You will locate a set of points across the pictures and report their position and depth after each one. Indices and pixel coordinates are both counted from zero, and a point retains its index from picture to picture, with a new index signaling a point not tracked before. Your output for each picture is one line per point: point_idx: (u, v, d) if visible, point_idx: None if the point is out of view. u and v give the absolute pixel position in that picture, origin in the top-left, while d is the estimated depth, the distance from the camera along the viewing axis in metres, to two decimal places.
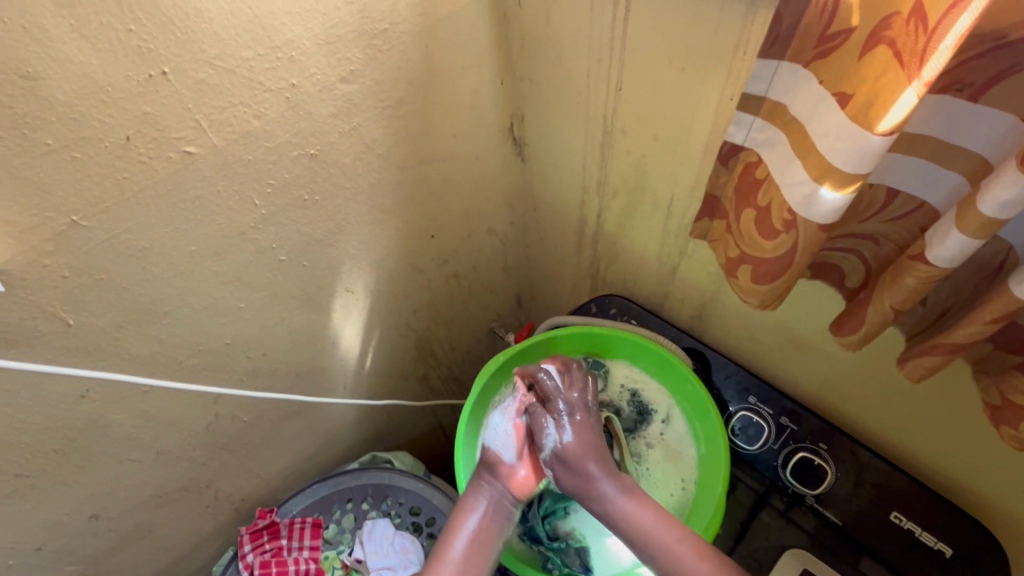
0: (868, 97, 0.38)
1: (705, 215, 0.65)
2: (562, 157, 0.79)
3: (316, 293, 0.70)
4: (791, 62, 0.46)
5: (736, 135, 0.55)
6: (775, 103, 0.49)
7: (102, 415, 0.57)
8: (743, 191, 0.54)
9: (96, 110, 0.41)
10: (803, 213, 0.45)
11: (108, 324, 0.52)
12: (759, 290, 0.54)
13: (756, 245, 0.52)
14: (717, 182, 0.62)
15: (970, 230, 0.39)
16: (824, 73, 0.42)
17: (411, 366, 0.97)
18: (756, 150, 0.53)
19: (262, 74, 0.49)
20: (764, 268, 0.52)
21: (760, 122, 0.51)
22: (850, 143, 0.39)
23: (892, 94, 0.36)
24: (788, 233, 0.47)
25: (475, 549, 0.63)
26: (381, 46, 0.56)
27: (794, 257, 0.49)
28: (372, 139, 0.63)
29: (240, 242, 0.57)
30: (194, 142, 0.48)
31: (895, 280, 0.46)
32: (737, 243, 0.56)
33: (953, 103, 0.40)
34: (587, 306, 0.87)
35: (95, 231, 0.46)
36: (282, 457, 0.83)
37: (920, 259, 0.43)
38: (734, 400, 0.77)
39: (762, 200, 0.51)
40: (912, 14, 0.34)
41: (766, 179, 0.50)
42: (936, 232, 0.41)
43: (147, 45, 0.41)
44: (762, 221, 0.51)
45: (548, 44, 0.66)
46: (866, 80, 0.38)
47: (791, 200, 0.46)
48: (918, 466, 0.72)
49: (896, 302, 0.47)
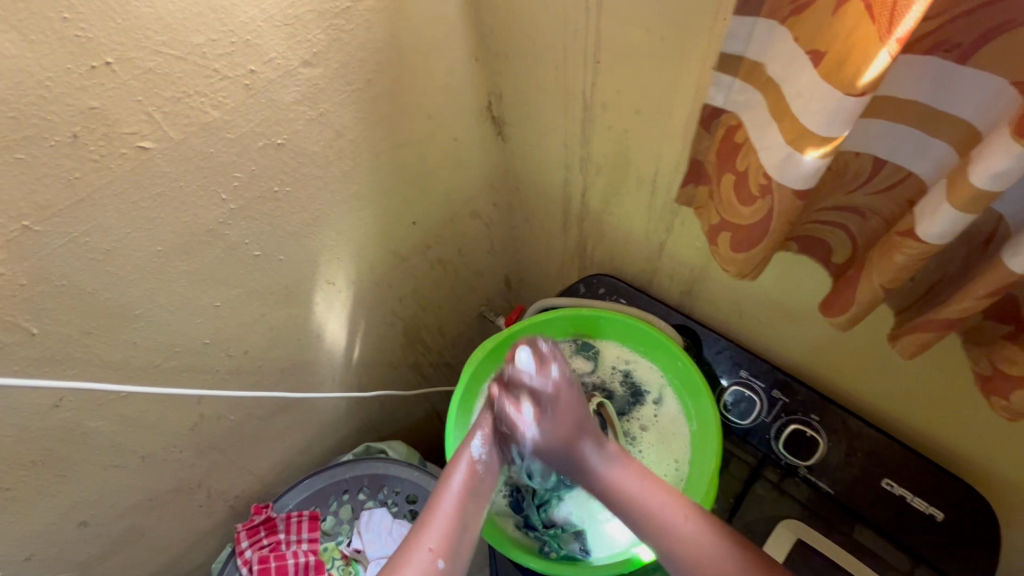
0: (841, 54, 0.35)
1: (689, 183, 0.63)
2: (543, 134, 0.77)
3: (295, 287, 0.68)
4: (769, 18, 0.44)
5: (716, 98, 0.53)
6: (755, 62, 0.47)
7: (78, 423, 0.55)
8: (725, 157, 0.53)
9: (36, 106, 0.39)
10: (779, 176, 0.43)
11: (75, 331, 0.50)
12: (736, 259, 0.53)
13: (734, 213, 0.51)
14: (698, 148, 0.59)
15: (961, 204, 0.37)
16: (799, 30, 0.40)
17: (400, 354, 0.96)
18: (737, 112, 0.51)
19: (217, 60, 0.46)
20: (742, 238, 0.50)
21: (739, 84, 0.50)
22: (821, 105, 0.38)
23: (862, 49, 0.34)
24: (764, 198, 0.46)
25: (466, 500, 0.61)
26: (345, 26, 0.53)
27: (771, 223, 0.47)
28: (342, 125, 0.60)
29: (210, 239, 0.55)
30: (149, 137, 0.45)
31: (884, 257, 0.45)
32: (717, 210, 0.54)
33: (941, 65, 0.38)
34: (576, 287, 0.86)
35: (51, 235, 0.44)
36: (275, 453, 0.82)
37: (910, 236, 0.42)
38: (725, 374, 0.77)
39: (740, 165, 0.49)
40: None
41: (746, 143, 0.49)
42: (927, 205, 0.40)
43: (85, 34, 0.38)
44: (741, 187, 0.49)
45: (522, 15, 0.63)
46: (837, 37, 0.35)
47: (768, 163, 0.44)
48: (908, 433, 0.72)
49: (886, 281, 0.46)
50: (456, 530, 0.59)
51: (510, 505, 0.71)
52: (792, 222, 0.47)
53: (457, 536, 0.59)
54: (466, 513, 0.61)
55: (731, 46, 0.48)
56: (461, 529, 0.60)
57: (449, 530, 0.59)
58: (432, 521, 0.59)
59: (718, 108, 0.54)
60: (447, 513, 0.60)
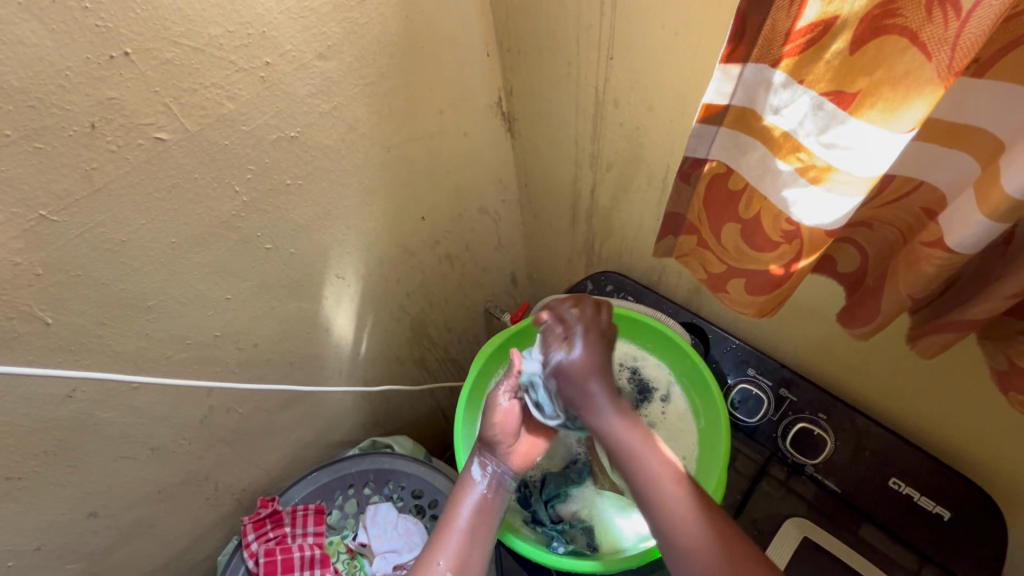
0: (882, 91, 0.36)
1: (668, 236, 0.59)
2: (552, 133, 0.77)
3: (305, 280, 0.68)
4: (757, 65, 0.40)
5: (698, 149, 0.48)
6: (743, 108, 0.43)
7: (90, 414, 0.55)
8: (720, 203, 0.51)
9: (56, 96, 0.39)
10: (816, 222, 0.42)
11: (89, 321, 0.50)
12: (762, 300, 0.53)
13: (752, 258, 0.51)
14: (678, 201, 0.55)
15: (994, 213, 0.35)
16: (802, 72, 0.38)
17: (406, 349, 0.96)
18: (724, 162, 0.48)
19: (234, 52, 0.46)
20: (765, 281, 0.51)
21: (725, 131, 0.46)
22: (859, 143, 0.38)
23: (915, 84, 0.34)
24: (790, 245, 0.46)
25: (479, 518, 0.63)
26: (360, 19, 0.53)
27: (799, 266, 0.47)
28: (355, 119, 0.60)
29: (223, 231, 0.55)
30: (165, 128, 0.45)
31: (911, 268, 0.43)
32: (725, 257, 0.54)
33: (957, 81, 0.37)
34: (583, 284, 0.86)
35: (68, 225, 0.44)
36: (282, 446, 0.83)
37: (937, 244, 0.40)
38: (732, 372, 0.77)
39: (749, 213, 0.48)
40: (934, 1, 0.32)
41: (748, 190, 0.47)
42: (957, 215, 0.38)
43: (105, 24, 0.38)
44: (756, 234, 0.49)
45: (535, 11, 0.63)
46: (877, 74, 0.36)
47: (792, 212, 0.44)
48: (915, 433, 0.72)
49: (914, 291, 0.44)
50: (470, 546, 0.62)
51: (520, 501, 0.72)
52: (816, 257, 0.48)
53: (470, 552, 0.62)
54: (477, 532, 0.63)
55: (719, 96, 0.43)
56: (475, 546, 0.62)
57: (462, 547, 0.62)
58: (447, 538, 0.63)
59: (699, 159, 0.49)
60: (461, 531, 0.63)
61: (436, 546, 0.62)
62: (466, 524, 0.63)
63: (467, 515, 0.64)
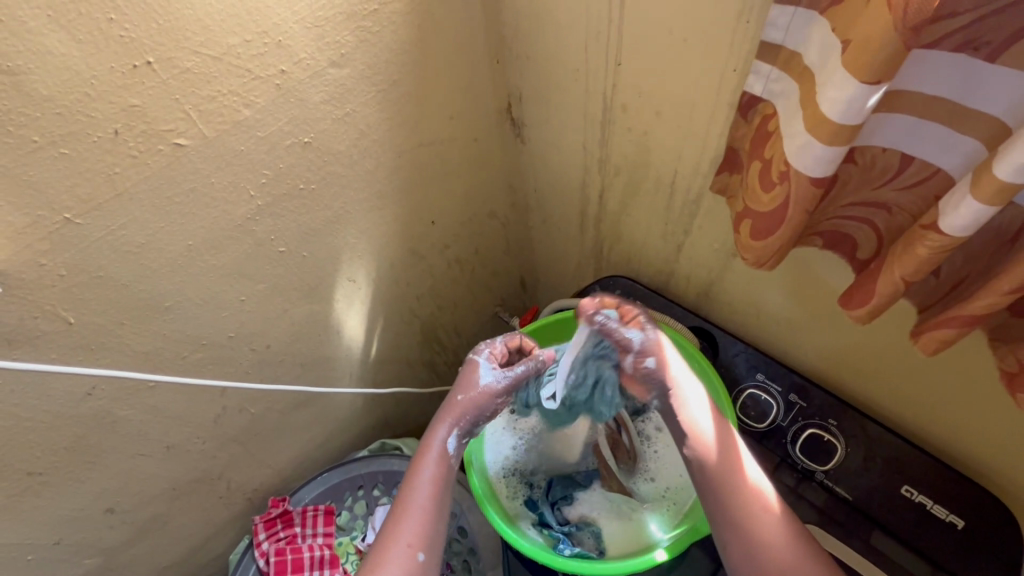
0: (855, 42, 0.34)
1: (723, 170, 0.61)
2: (562, 137, 0.77)
3: (318, 284, 0.69)
4: (809, 9, 0.42)
5: (755, 85, 0.50)
6: (792, 53, 0.45)
7: (109, 412, 0.57)
8: (752, 144, 0.50)
9: (81, 103, 0.40)
10: (793, 163, 0.42)
11: (109, 321, 0.51)
12: (754, 248, 0.50)
13: (754, 199, 0.49)
14: (737, 137, 0.56)
15: (986, 198, 0.35)
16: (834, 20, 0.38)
17: (416, 352, 0.97)
18: (772, 102, 0.48)
19: (250, 61, 0.47)
20: (760, 224, 0.49)
21: (778, 73, 0.47)
22: (834, 91, 0.37)
23: (875, 37, 0.33)
24: (783, 183, 0.45)
25: (440, 495, 0.59)
26: (372, 28, 0.55)
27: (787, 211, 0.45)
28: (367, 124, 0.61)
29: (238, 235, 0.56)
30: (184, 134, 0.47)
31: (906, 249, 0.42)
32: (740, 199, 0.53)
33: (968, 62, 0.36)
34: (592, 288, 0.86)
35: (90, 228, 0.46)
36: (293, 447, 0.84)
37: (932, 229, 0.40)
38: (742, 376, 0.77)
39: (768, 152, 0.47)
40: None
41: (774, 131, 0.47)
42: (951, 199, 0.38)
43: (129, 35, 0.40)
44: (764, 174, 0.47)
45: (543, 18, 0.64)
46: (858, 26, 0.34)
47: (788, 150, 0.43)
48: (927, 439, 0.72)
49: (907, 274, 0.43)
50: (431, 524, 0.58)
51: (525, 504, 0.72)
52: (810, 211, 0.45)
53: (434, 530, 0.58)
54: (441, 506, 0.59)
55: (772, 33, 0.46)
56: (435, 525, 0.58)
57: (426, 523, 0.57)
58: (405, 518, 0.57)
59: (755, 96, 0.51)
60: (420, 508, 0.58)
61: (391, 529, 0.57)
62: (428, 488, 0.59)
63: (430, 470, 0.60)
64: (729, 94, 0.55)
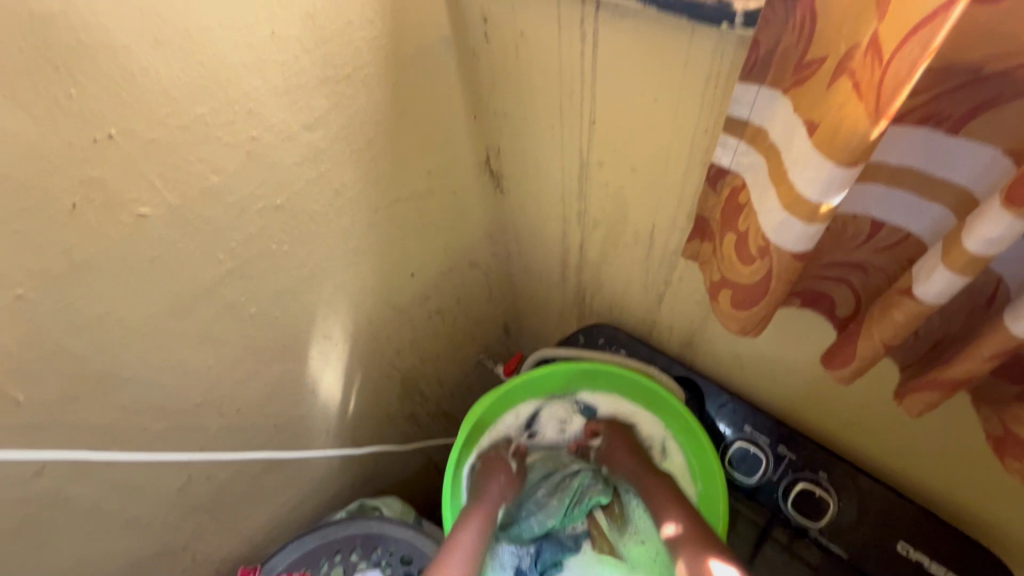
0: (830, 125, 0.34)
1: (694, 238, 0.60)
2: (540, 191, 0.78)
3: (291, 344, 0.67)
4: (771, 88, 0.42)
5: (721, 158, 0.50)
6: (758, 128, 0.45)
7: (61, 491, 0.53)
8: (727, 216, 0.50)
9: (38, 179, 0.39)
10: (773, 238, 0.41)
11: (62, 396, 0.49)
12: (741, 317, 0.50)
13: (734, 269, 0.49)
14: (704, 206, 0.56)
15: (957, 268, 0.35)
16: (799, 102, 0.39)
17: (397, 405, 0.94)
18: (741, 174, 0.49)
19: (219, 128, 0.47)
20: (743, 295, 0.48)
21: (745, 147, 0.47)
22: (813, 169, 0.36)
23: (852, 125, 0.33)
24: (763, 259, 0.44)
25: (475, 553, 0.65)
26: (346, 91, 0.55)
27: (771, 284, 0.45)
28: (342, 184, 0.61)
29: (206, 299, 0.55)
30: (148, 203, 0.45)
31: (885, 314, 0.42)
32: (718, 267, 0.52)
33: (930, 135, 0.37)
34: (576, 336, 0.85)
35: (45, 301, 0.44)
36: (266, 512, 0.79)
37: (908, 295, 0.39)
38: (729, 429, 0.76)
39: (742, 225, 0.47)
40: (873, 46, 0.31)
41: (747, 205, 0.47)
42: (923, 266, 0.37)
43: (90, 109, 0.39)
44: (741, 246, 0.47)
45: (517, 78, 0.65)
46: (832, 111, 0.35)
47: (767, 225, 0.42)
48: (917, 490, 0.70)
49: (887, 337, 0.43)
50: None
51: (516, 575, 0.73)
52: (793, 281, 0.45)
53: None
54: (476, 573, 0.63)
55: (738, 109, 0.46)
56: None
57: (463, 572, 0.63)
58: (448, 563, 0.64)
59: (723, 168, 0.51)
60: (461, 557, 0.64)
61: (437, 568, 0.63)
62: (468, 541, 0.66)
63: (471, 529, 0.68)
64: (702, 154, 0.56)
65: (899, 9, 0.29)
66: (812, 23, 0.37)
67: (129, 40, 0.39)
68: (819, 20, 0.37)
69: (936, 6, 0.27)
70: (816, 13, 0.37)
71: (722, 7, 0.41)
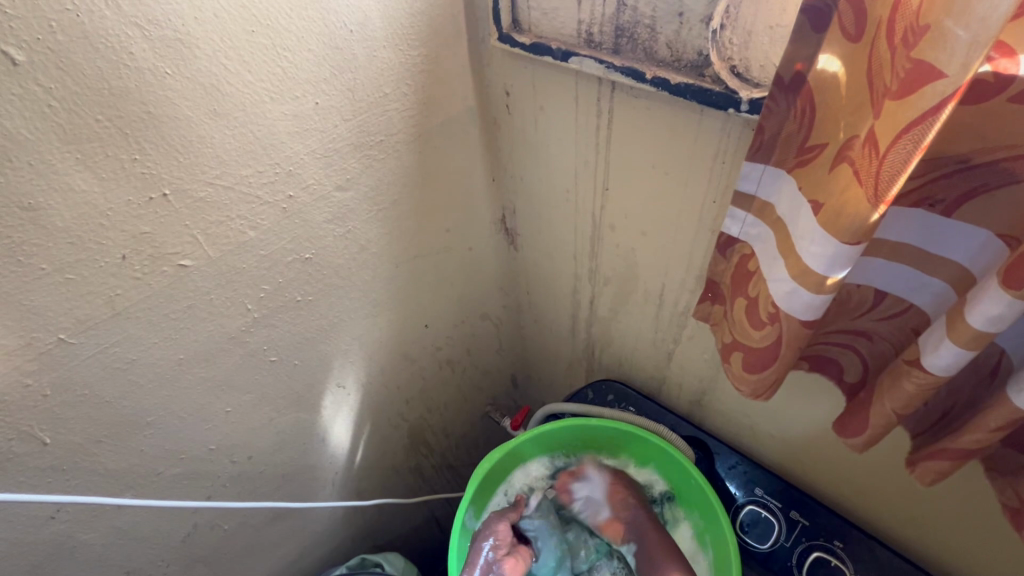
0: (833, 207, 0.37)
1: (705, 299, 0.61)
2: (553, 248, 0.81)
3: (306, 392, 0.68)
4: (776, 168, 0.45)
5: (730, 228, 0.52)
6: (765, 203, 0.47)
7: (71, 536, 0.53)
8: (737, 281, 0.53)
9: (95, 233, 0.42)
10: (784, 306, 0.43)
11: (86, 440, 0.50)
12: (753, 379, 0.51)
13: (746, 335, 0.51)
14: (715, 271, 0.58)
15: (962, 341, 0.36)
16: (802, 181, 0.42)
17: (403, 455, 0.94)
18: (750, 244, 0.51)
19: (261, 187, 0.50)
20: (755, 359, 0.50)
21: (752, 219, 0.50)
22: (822, 247, 0.38)
23: (854, 208, 0.35)
24: (773, 325, 0.46)
25: None
26: (377, 156, 0.59)
27: (781, 350, 0.46)
28: (367, 239, 0.64)
29: (231, 346, 0.57)
30: (190, 256, 0.48)
31: (893, 383, 0.43)
32: (730, 330, 0.54)
33: (926, 216, 0.39)
34: (584, 392, 0.87)
35: (83, 347, 0.46)
36: (266, 565, 0.78)
37: (916, 364, 0.41)
38: (740, 491, 0.75)
39: (752, 290, 0.50)
40: (869, 139, 0.34)
41: (756, 272, 0.49)
42: (932, 338, 0.39)
43: (150, 172, 0.42)
44: (752, 312, 0.49)
45: (535, 145, 0.69)
46: (833, 193, 0.37)
47: (776, 294, 0.44)
48: (934, 563, 0.68)
49: (896, 406, 0.44)
50: None
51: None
52: (802, 348, 0.46)
53: None
54: None
55: (744, 185, 0.48)
56: None
57: None
58: None
59: (732, 237, 0.53)
60: None
61: None
62: None
63: None
64: (710, 221, 0.59)
65: (890, 109, 0.32)
66: (811, 112, 0.40)
67: (192, 112, 0.42)
68: (819, 110, 0.40)
69: (925, 111, 0.30)
70: (816, 104, 0.40)
71: (728, 94, 0.45)
